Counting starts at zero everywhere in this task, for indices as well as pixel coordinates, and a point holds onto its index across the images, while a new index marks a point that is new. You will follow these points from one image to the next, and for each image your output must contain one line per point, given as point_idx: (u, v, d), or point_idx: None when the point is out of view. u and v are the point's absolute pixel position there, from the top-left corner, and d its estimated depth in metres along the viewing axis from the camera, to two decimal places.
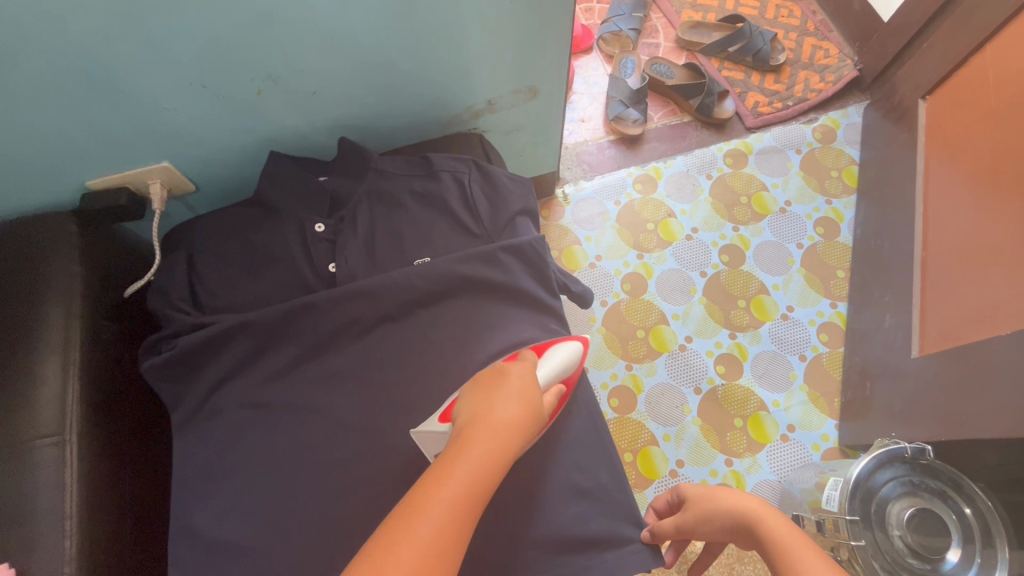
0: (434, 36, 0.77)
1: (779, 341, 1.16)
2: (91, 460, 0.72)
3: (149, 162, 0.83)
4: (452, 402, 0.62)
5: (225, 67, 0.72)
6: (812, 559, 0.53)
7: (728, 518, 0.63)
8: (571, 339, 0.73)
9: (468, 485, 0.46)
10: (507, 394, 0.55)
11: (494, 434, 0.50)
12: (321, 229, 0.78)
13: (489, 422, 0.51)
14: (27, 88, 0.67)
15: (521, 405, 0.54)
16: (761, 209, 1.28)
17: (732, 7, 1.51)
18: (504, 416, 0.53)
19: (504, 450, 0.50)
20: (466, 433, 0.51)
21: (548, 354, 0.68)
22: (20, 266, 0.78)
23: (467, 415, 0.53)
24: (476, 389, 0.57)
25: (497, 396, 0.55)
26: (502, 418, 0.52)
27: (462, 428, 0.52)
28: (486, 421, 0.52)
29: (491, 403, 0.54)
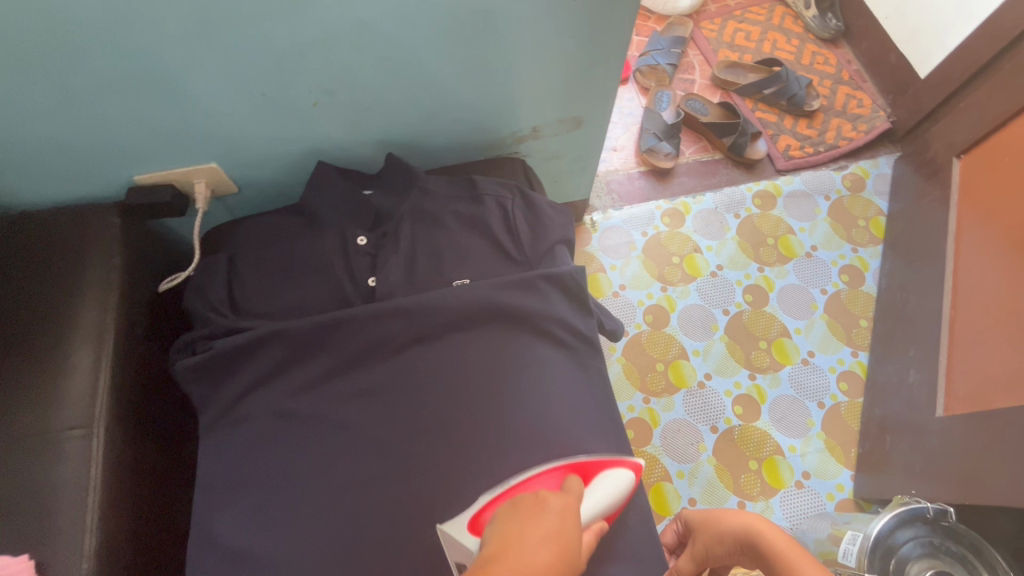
0: (491, 61, 0.79)
1: (799, 386, 1.16)
2: (115, 455, 0.71)
3: (197, 162, 0.84)
4: (486, 506, 0.60)
5: (285, 78, 0.73)
6: (758, 521, 0.64)
7: (732, 539, 0.66)
8: (631, 463, 0.67)
9: None
10: (542, 536, 0.51)
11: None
12: (363, 243, 0.78)
13: (534, 552, 0.50)
14: (93, 83, 0.68)
15: (551, 555, 0.50)
16: (788, 252, 1.29)
17: (769, 50, 1.53)
18: (538, 554, 0.50)
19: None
20: (487, 572, 0.48)
21: (596, 481, 0.63)
22: (61, 255, 0.79)
23: (496, 543, 0.51)
24: (514, 510, 0.55)
25: (529, 546, 0.50)
26: (534, 556, 0.49)
27: (484, 560, 0.49)
28: (529, 547, 0.50)
29: (521, 542, 0.51)
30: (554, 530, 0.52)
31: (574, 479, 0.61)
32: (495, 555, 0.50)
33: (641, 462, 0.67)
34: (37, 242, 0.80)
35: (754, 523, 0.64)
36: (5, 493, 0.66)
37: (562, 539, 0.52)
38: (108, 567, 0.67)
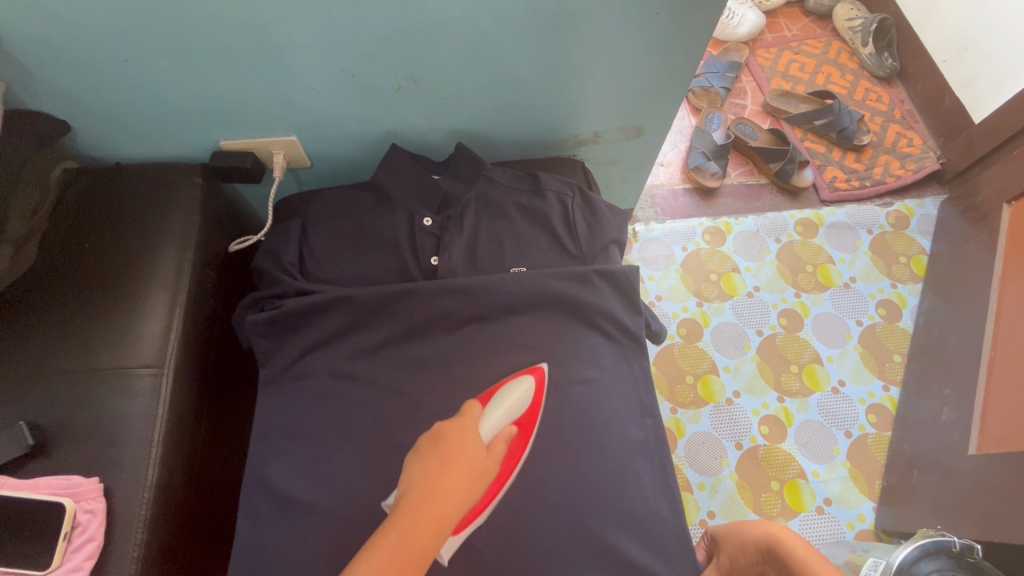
0: (569, 63, 0.83)
1: (827, 413, 1.16)
2: (179, 397, 0.76)
3: (278, 135, 0.89)
4: None
5: (376, 64, 0.78)
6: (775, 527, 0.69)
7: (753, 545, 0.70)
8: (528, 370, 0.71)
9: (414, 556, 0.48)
10: (454, 462, 0.54)
11: (433, 512, 0.50)
12: (429, 224, 0.82)
13: (450, 472, 0.53)
14: (202, 53, 0.73)
15: (467, 474, 0.53)
16: (826, 281, 1.30)
17: (822, 83, 1.56)
18: (456, 478, 0.53)
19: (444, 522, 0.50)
20: (422, 507, 0.50)
21: (498, 395, 0.67)
22: (146, 208, 0.84)
23: (408, 482, 0.53)
24: (417, 449, 0.57)
25: (447, 472, 0.53)
26: (451, 479, 0.53)
27: (407, 498, 0.52)
28: (447, 473, 0.53)
29: (437, 473, 0.53)
30: (459, 450, 0.55)
31: (472, 403, 0.64)
32: (412, 484, 0.52)
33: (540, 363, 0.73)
34: (124, 194, 0.85)
35: (770, 531, 0.68)
36: (79, 418, 0.71)
37: (478, 462, 0.55)
38: (165, 500, 0.71)
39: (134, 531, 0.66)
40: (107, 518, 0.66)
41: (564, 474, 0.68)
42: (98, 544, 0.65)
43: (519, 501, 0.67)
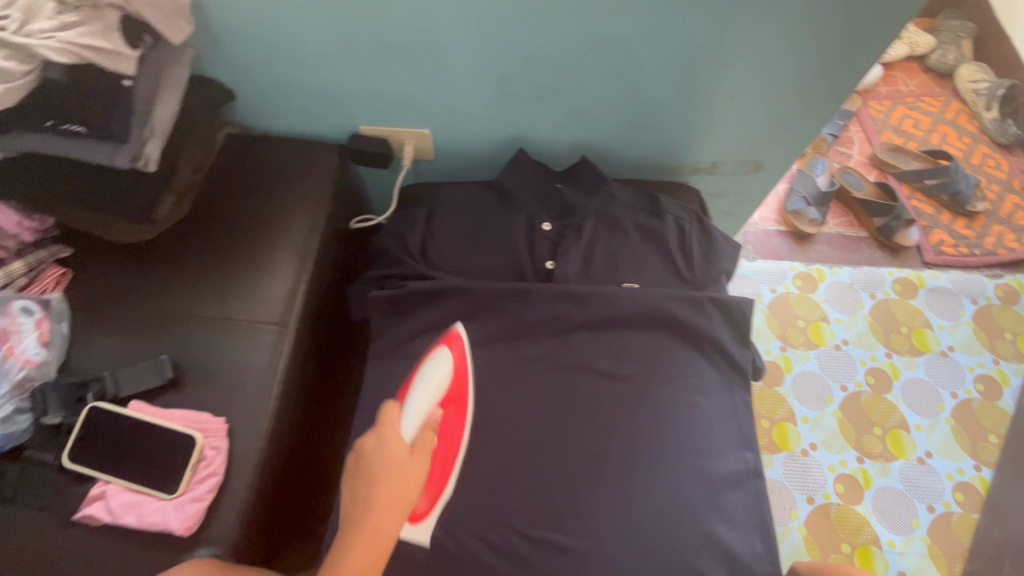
0: (708, 92, 0.84)
1: (910, 483, 1.11)
2: (295, 357, 0.81)
3: (411, 127, 0.94)
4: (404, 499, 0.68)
5: (525, 72, 0.82)
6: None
7: None
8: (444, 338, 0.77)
9: (365, 552, 0.59)
10: (383, 470, 0.63)
11: (388, 509, 0.61)
12: (548, 229, 0.85)
13: (378, 471, 0.63)
14: (370, 44, 0.79)
15: (391, 474, 0.63)
16: (921, 345, 1.24)
17: (937, 142, 1.51)
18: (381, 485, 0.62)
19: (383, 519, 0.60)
20: (352, 520, 0.61)
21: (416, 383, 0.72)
22: (286, 178, 0.91)
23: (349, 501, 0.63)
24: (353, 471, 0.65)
25: (376, 474, 0.63)
26: (377, 483, 0.62)
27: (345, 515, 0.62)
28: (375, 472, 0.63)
29: (359, 488, 0.63)
30: (372, 459, 0.65)
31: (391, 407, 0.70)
32: (353, 501, 0.63)
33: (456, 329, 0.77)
34: (266, 163, 0.92)
35: None
36: (210, 361, 0.76)
37: (394, 457, 0.65)
38: (274, 450, 0.75)
39: (248, 473, 0.70)
40: (229, 457, 0.71)
41: (659, 492, 0.69)
42: (217, 481, 0.69)
43: (613, 512, 0.68)
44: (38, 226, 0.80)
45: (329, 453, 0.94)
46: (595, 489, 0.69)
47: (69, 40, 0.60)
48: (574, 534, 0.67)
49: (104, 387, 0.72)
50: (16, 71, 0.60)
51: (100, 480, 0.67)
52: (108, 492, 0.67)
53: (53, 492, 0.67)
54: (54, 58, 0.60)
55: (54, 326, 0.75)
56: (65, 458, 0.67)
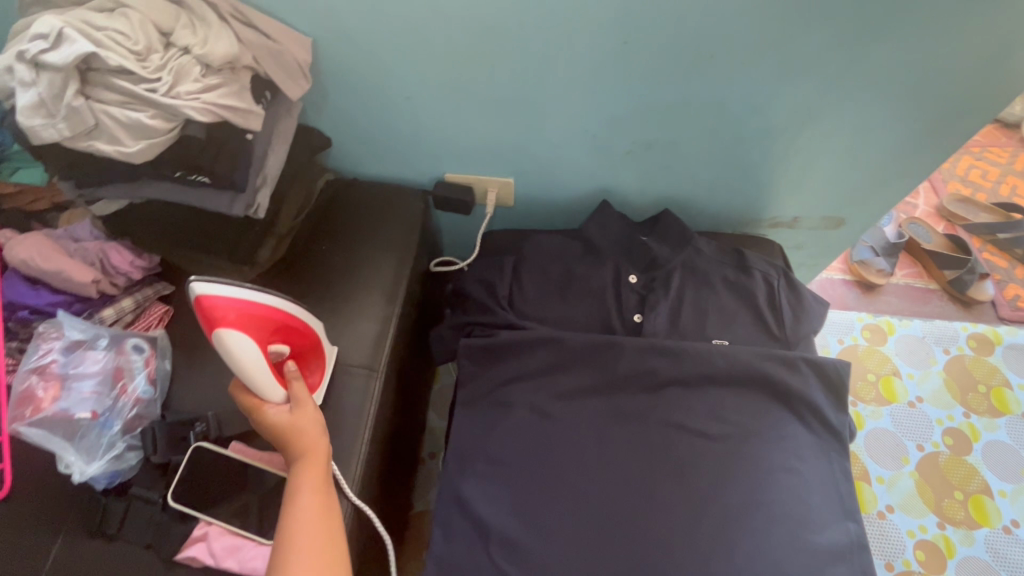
0: (801, 150, 0.85)
1: (996, 554, 1.06)
2: (383, 400, 0.82)
3: (497, 175, 0.96)
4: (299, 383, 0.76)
5: (620, 126, 0.84)
6: None
7: None
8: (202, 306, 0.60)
9: (315, 528, 0.61)
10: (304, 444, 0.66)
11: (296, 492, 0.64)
12: (635, 281, 0.86)
13: (304, 448, 0.66)
14: (475, 99, 0.83)
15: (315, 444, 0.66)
16: (1001, 405, 1.20)
17: (1007, 194, 1.48)
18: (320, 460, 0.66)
19: (322, 491, 0.64)
20: (292, 506, 0.62)
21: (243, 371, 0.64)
22: (375, 222, 0.94)
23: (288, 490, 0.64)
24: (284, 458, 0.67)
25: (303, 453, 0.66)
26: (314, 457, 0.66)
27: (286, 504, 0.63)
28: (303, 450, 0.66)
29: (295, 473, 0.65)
30: (298, 440, 0.66)
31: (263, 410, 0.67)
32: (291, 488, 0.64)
33: (197, 290, 0.60)
34: (356, 207, 0.95)
35: None
36: None
37: (307, 429, 0.67)
38: (364, 494, 0.76)
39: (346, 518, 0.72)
40: None
41: (761, 562, 0.67)
42: None
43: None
44: (146, 265, 0.82)
45: (401, 493, 0.94)
46: (694, 555, 0.67)
47: (211, 101, 0.65)
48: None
49: (208, 426, 0.73)
50: (161, 128, 0.65)
51: (202, 520, 0.68)
52: (210, 534, 0.67)
53: (156, 530, 0.68)
54: (197, 117, 0.65)
55: (160, 363, 0.77)
56: (171, 497, 0.69)
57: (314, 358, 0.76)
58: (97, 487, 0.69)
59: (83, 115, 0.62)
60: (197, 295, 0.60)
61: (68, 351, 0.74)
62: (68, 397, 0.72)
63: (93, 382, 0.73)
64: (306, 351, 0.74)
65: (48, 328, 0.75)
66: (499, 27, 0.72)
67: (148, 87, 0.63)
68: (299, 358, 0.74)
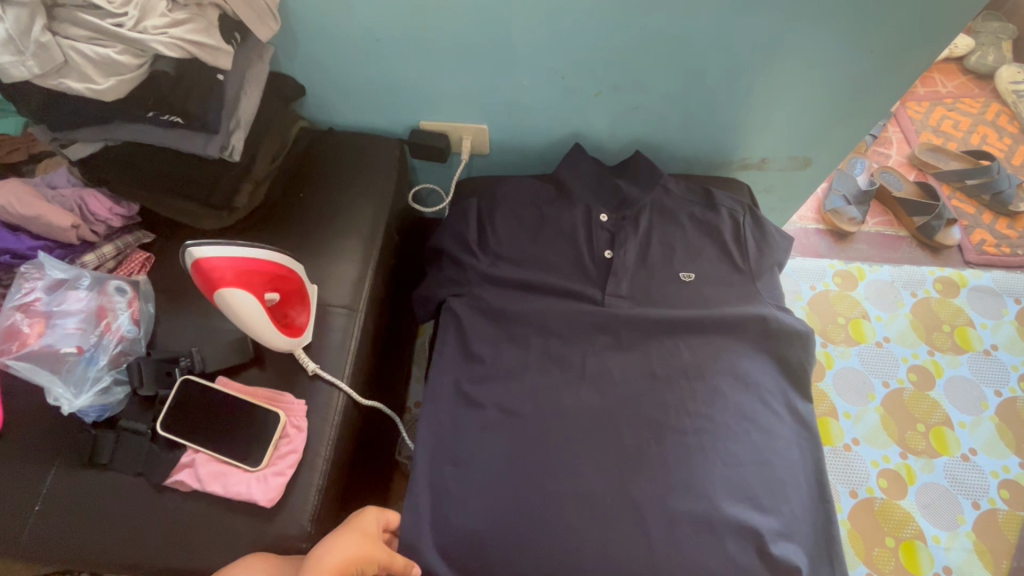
0: (764, 89, 0.87)
1: (954, 480, 1.12)
2: (364, 337, 0.85)
3: (471, 122, 0.98)
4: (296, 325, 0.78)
5: (589, 68, 0.86)
6: None
7: None
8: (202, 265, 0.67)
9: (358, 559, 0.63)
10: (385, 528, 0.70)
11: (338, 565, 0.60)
12: (605, 221, 0.87)
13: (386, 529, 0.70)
14: (444, 43, 0.83)
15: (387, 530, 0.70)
16: (964, 344, 1.25)
17: (977, 143, 1.51)
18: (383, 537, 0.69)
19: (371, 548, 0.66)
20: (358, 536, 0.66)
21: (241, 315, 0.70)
22: (351, 169, 0.95)
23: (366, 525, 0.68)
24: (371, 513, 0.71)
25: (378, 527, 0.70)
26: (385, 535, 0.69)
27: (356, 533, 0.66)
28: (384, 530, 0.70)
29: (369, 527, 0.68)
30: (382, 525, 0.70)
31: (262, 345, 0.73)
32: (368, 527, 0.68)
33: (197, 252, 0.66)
34: (333, 155, 0.96)
35: None
36: None
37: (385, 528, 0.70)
38: (345, 426, 0.78)
39: (328, 446, 0.75)
40: (309, 436, 0.74)
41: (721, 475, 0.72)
42: (298, 457, 0.72)
43: (676, 490, 0.71)
44: (126, 213, 0.84)
45: (387, 432, 0.97)
46: (657, 467, 0.72)
47: (179, 36, 0.66)
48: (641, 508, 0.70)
49: (192, 361, 0.75)
50: (131, 64, 0.66)
51: (189, 448, 0.71)
52: (197, 461, 0.71)
53: (145, 458, 0.70)
54: (165, 53, 0.66)
55: (143, 305, 0.80)
56: (160, 426, 0.71)
57: (301, 301, 0.78)
58: (87, 420, 0.72)
59: (52, 51, 0.62)
60: (197, 258, 0.66)
61: (51, 290, 0.77)
62: (53, 333, 0.74)
63: (77, 319, 0.75)
64: (292, 294, 0.77)
65: (30, 268, 0.77)
66: None
67: (115, 22, 0.64)
68: (285, 302, 0.76)
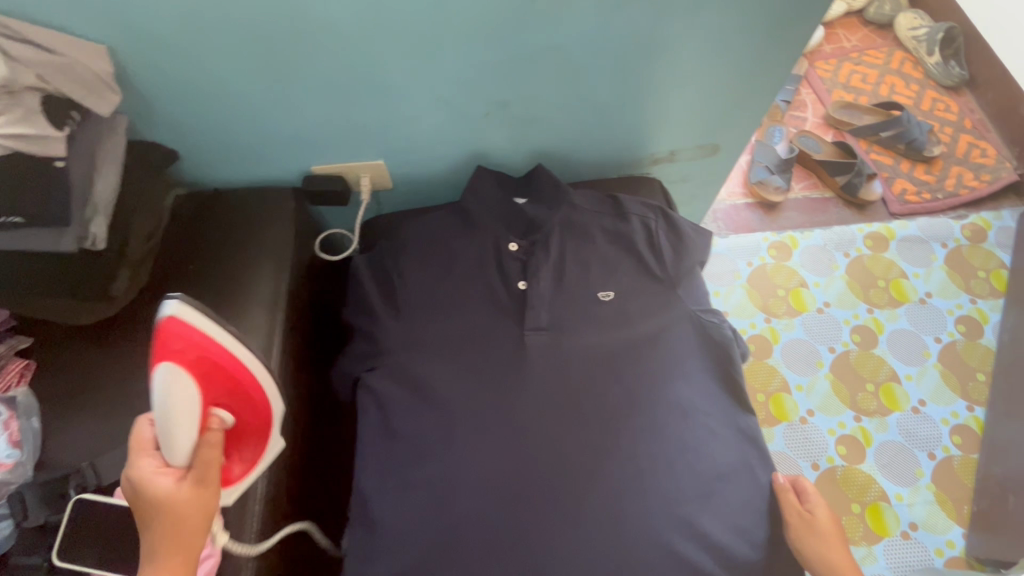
0: (656, 83, 0.84)
1: (908, 434, 1.13)
2: (280, 412, 0.79)
3: (366, 160, 0.93)
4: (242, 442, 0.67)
5: (472, 89, 0.81)
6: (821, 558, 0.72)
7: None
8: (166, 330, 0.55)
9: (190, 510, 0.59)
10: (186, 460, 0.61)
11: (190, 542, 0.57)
12: (515, 249, 0.84)
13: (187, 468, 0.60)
14: (313, 86, 0.78)
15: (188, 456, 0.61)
16: (900, 297, 1.26)
17: (886, 94, 1.53)
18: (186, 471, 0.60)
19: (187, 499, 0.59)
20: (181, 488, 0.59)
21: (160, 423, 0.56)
22: (243, 231, 0.88)
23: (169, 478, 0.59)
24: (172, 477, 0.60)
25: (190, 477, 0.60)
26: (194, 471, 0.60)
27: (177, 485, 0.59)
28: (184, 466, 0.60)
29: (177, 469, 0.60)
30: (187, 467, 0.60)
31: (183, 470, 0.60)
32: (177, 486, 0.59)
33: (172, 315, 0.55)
34: (222, 218, 0.90)
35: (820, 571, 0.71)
36: None
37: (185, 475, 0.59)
38: (271, 512, 0.73)
39: (252, 542, 0.69)
40: (227, 534, 0.69)
41: (663, 494, 0.70)
42: (215, 561, 0.65)
43: (620, 520, 0.68)
44: None
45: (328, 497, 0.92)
46: (597, 501, 0.69)
47: None
48: (589, 548, 0.67)
49: (86, 478, 0.68)
50: None
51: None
52: None
53: None
54: None
55: (24, 423, 0.72)
56: (56, 556, 0.65)
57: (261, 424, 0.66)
58: None
59: None
60: (168, 315, 0.55)
61: None
62: None
63: None
64: (246, 430, 0.65)
65: None
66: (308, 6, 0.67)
67: None
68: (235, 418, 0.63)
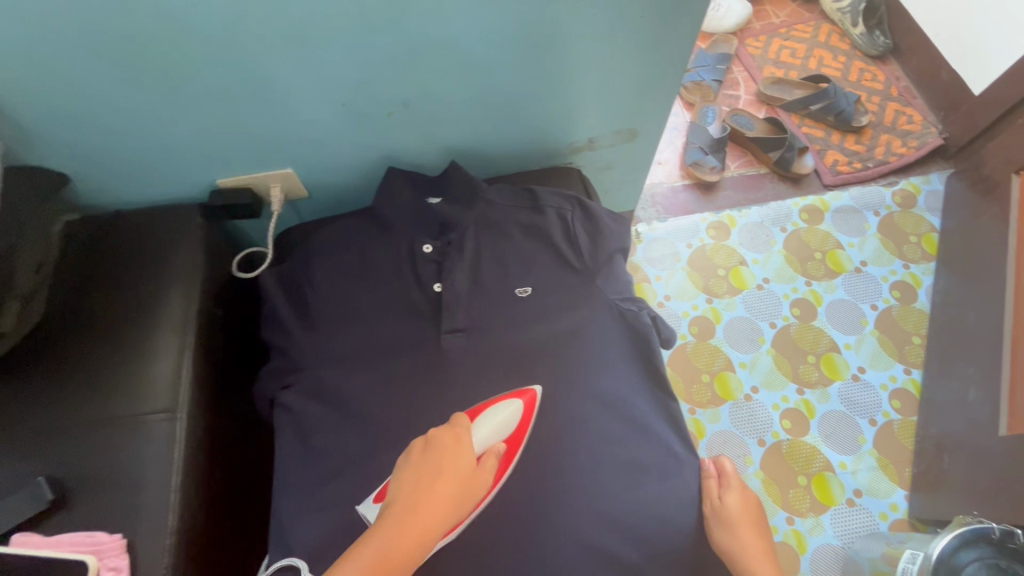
0: (559, 74, 0.83)
1: (849, 402, 1.14)
2: (193, 440, 0.76)
3: (273, 169, 0.90)
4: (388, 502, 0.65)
5: (368, 92, 0.79)
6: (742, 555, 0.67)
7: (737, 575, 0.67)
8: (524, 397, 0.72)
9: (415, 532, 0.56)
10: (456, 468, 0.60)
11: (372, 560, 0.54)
12: (429, 250, 0.81)
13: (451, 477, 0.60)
14: (198, 98, 0.75)
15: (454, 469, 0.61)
16: (836, 267, 1.28)
17: (815, 67, 1.54)
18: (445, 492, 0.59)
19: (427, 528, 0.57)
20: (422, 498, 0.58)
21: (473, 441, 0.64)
22: (146, 254, 0.84)
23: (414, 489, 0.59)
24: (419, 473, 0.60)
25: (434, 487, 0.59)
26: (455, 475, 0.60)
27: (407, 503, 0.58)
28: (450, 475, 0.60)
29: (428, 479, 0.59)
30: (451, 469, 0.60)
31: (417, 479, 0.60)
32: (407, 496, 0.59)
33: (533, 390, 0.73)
34: (124, 242, 0.85)
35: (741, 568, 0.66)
36: (96, 470, 0.71)
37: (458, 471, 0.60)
38: (186, 543, 0.71)
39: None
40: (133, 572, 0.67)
41: (586, 489, 0.69)
42: None
43: (543, 518, 0.67)
44: None
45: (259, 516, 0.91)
46: (518, 501, 0.68)
47: None
48: (512, 548, 0.66)
49: None
50: None
51: None
52: None
53: None
54: None
55: None
56: None
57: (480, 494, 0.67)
58: None
59: None
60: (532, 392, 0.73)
61: None
62: None
63: None
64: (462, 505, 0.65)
65: None
66: (170, 19, 0.64)
67: None
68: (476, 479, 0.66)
